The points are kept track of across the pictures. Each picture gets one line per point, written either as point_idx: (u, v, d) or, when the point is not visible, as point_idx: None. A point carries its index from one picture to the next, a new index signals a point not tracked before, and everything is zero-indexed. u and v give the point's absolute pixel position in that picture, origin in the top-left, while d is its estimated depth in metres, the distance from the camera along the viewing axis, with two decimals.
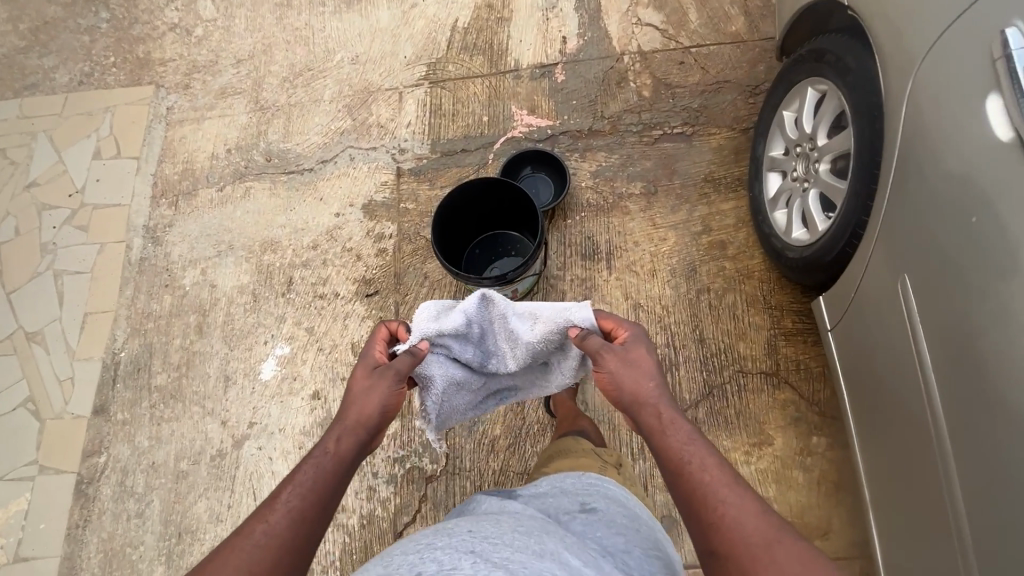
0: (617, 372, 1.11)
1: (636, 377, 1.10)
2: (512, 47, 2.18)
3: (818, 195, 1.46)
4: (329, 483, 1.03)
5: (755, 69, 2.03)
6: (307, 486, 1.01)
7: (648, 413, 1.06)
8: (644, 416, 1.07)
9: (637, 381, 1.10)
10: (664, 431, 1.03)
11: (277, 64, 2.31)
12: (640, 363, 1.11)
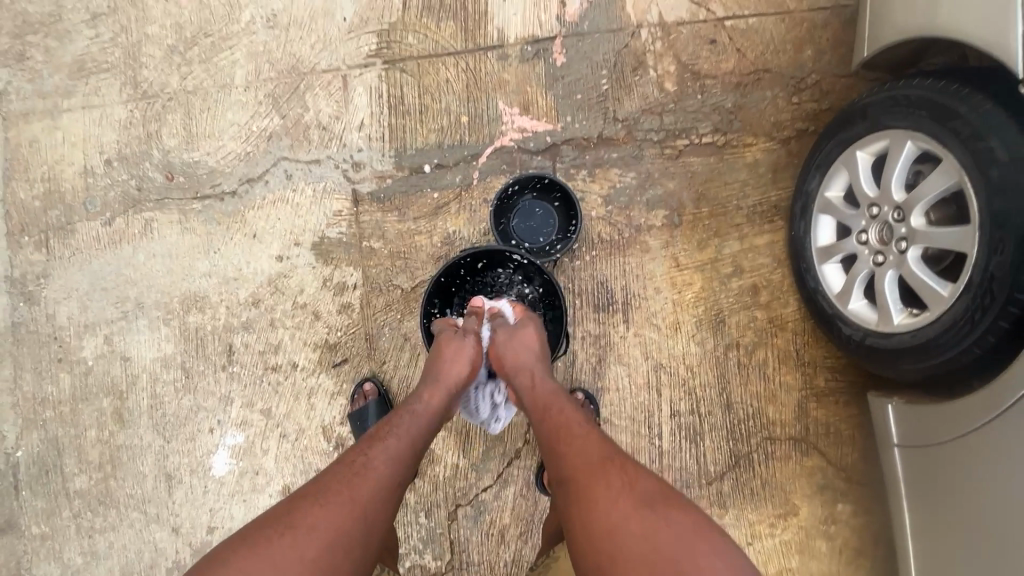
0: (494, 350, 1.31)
1: (522, 360, 1.25)
2: (493, 10, 1.62)
3: (895, 281, 1.21)
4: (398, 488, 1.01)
5: (804, 54, 1.61)
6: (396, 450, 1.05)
7: (529, 391, 1.19)
8: (520, 381, 1.22)
9: (528, 383, 1.21)
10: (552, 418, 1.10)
11: (155, 23, 1.62)
12: (523, 340, 1.29)
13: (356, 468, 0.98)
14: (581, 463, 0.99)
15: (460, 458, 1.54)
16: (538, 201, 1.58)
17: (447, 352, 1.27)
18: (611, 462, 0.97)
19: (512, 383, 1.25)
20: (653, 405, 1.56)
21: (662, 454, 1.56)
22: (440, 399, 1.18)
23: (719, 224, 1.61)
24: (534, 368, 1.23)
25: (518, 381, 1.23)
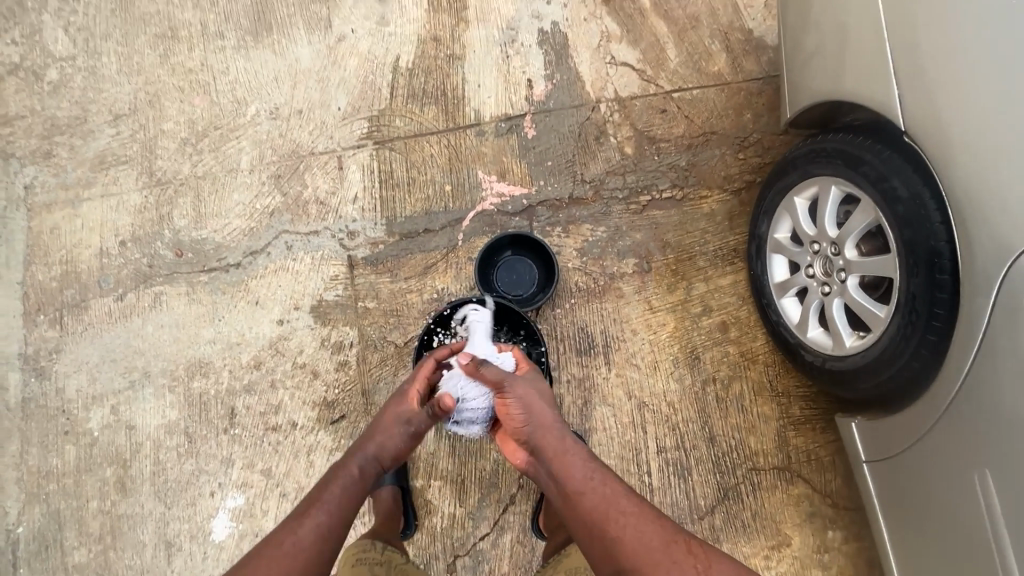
0: (509, 409, 1.27)
1: (547, 426, 1.24)
2: (470, 94, 1.85)
3: (843, 308, 1.34)
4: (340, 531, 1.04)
5: (744, 117, 1.83)
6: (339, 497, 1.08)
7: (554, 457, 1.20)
8: (549, 447, 1.21)
9: (556, 454, 1.20)
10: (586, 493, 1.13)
11: (171, 119, 1.83)
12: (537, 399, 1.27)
13: (288, 540, 0.98)
14: (642, 552, 1.03)
15: (456, 507, 1.58)
16: (518, 256, 1.73)
17: (398, 421, 1.25)
18: (668, 549, 1.03)
19: (537, 450, 1.24)
20: (639, 442, 1.63)
21: (653, 491, 1.61)
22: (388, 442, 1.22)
23: (685, 268, 1.75)
24: (560, 434, 1.23)
25: (544, 450, 1.22)
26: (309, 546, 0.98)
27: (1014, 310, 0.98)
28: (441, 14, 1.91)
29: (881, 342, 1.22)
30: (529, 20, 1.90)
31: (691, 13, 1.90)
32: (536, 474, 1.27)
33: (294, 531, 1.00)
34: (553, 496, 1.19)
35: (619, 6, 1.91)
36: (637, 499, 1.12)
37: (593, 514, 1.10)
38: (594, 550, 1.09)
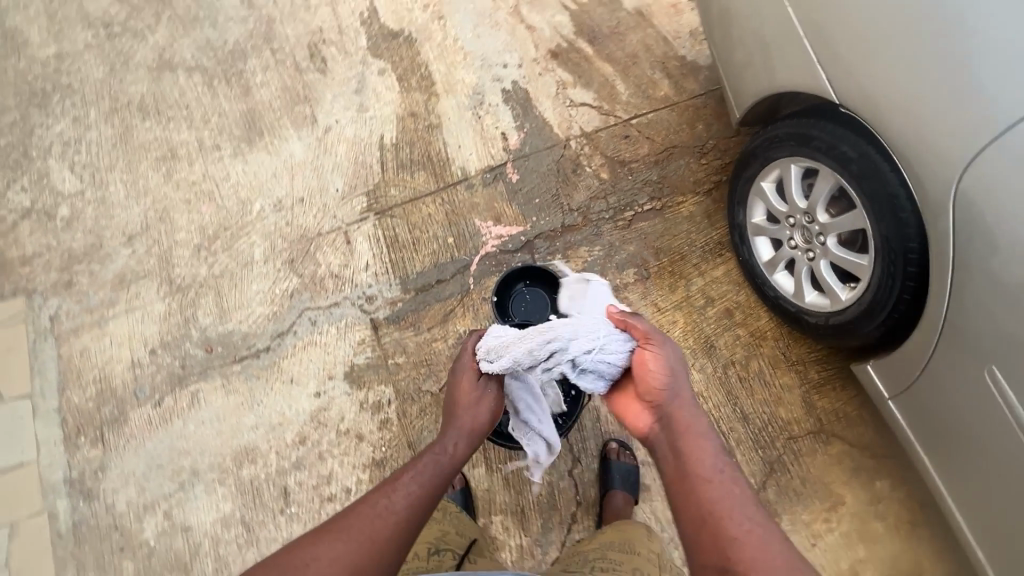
0: (647, 367, 1.17)
1: (682, 401, 1.16)
2: (453, 155, 2.04)
3: (831, 267, 1.49)
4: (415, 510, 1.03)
5: (697, 128, 2.06)
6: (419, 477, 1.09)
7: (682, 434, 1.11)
8: (682, 421, 1.13)
9: (687, 431, 1.11)
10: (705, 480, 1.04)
11: (183, 229, 1.96)
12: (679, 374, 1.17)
13: (381, 503, 1.01)
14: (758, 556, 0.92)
15: (523, 538, 1.60)
16: (531, 286, 1.81)
17: (480, 400, 1.24)
18: (793, 570, 0.92)
19: (667, 418, 1.15)
20: None
21: None
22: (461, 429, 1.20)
23: (680, 268, 1.90)
24: (693, 414, 1.14)
25: (677, 421, 1.13)
26: (399, 517, 1.00)
27: (984, 209, 1.11)
28: (413, 92, 2.14)
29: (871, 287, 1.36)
30: (491, 83, 2.14)
31: (629, 52, 2.18)
32: (654, 445, 1.16)
33: (387, 497, 1.02)
34: (670, 472, 1.08)
35: (566, 57, 2.17)
36: (759, 512, 1.01)
37: (714, 504, 1.00)
38: (700, 543, 0.98)
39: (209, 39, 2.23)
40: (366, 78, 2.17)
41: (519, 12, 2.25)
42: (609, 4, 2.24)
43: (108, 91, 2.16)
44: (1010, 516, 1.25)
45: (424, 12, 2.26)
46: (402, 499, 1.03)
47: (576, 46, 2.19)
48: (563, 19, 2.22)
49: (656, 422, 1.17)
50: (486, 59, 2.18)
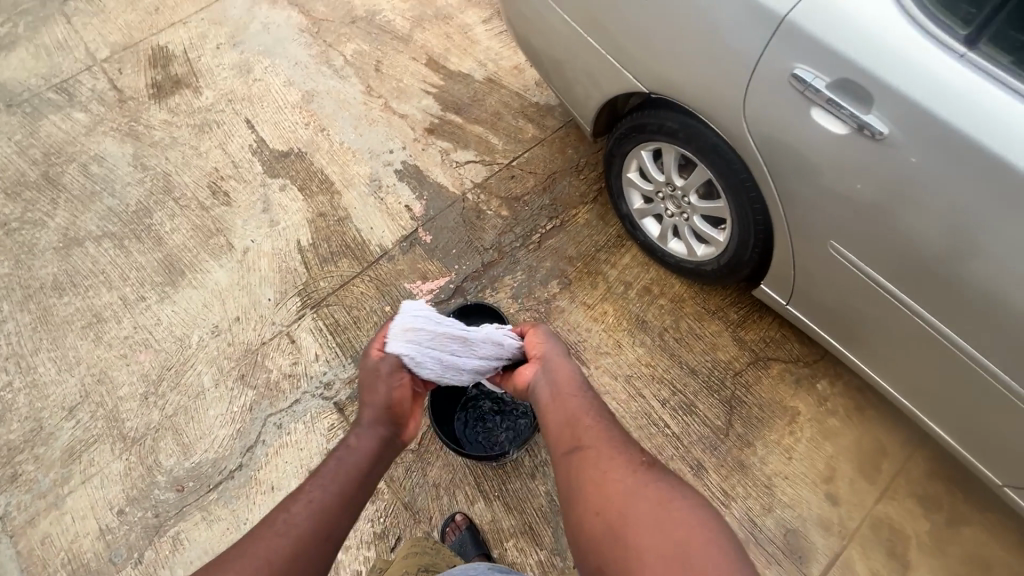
0: (535, 338, 1.36)
1: (552, 348, 1.32)
2: (368, 237, 2.23)
3: (704, 219, 1.79)
4: (316, 520, 0.94)
5: (568, 152, 2.39)
6: (323, 483, 1.00)
7: (554, 376, 1.24)
8: (558, 368, 1.26)
9: (557, 364, 1.27)
10: (571, 406, 1.16)
11: (125, 382, 1.97)
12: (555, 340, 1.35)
13: (277, 521, 0.93)
14: (610, 460, 1.02)
15: (540, 553, 1.66)
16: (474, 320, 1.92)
17: (376, 388, 1.17)
18: (628, 444, 1.06)
19: (547, 366, 1.27)
20: (646, 407, 1.86)
21: (680, 438, 1.81)
22: (375, 424, 1.11)
23: (594, 265, 2.13)
24: (561, 354, 1.31)
25: (551, 361, 1.28)
26: (299, 532, 0.92)
27: (779, 147, 1.32)
28: (316, 195, 2.35)
29: (736, 222, 1.63)
30: (384, 168, 2.40)
31: (491, 111, 2.53)
32: (532, 391, 1.26)
33: (286, 508, 0.95)
34: (544, 396, 1.21)
35: (441, 130, 2.49)
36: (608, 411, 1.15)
37: (571, 410, 1.14)
38: (566, 447, 1.08)
39: (111, 207, 2.36)
40: (270, 196, 2.36)
41: (390, 106, 2.57)
42: (463, 80, 2.62)
43: (18, 281, 2.20)
44: (899, 363, 1.51)
45: (307, 129, 2.53)
46: (302, 510, 0.95)
47: (447, 119, 2.52)
48: (428, 101, 2.57)
49: (533, 374, 1.28)
50: (373, 151, 2.45)
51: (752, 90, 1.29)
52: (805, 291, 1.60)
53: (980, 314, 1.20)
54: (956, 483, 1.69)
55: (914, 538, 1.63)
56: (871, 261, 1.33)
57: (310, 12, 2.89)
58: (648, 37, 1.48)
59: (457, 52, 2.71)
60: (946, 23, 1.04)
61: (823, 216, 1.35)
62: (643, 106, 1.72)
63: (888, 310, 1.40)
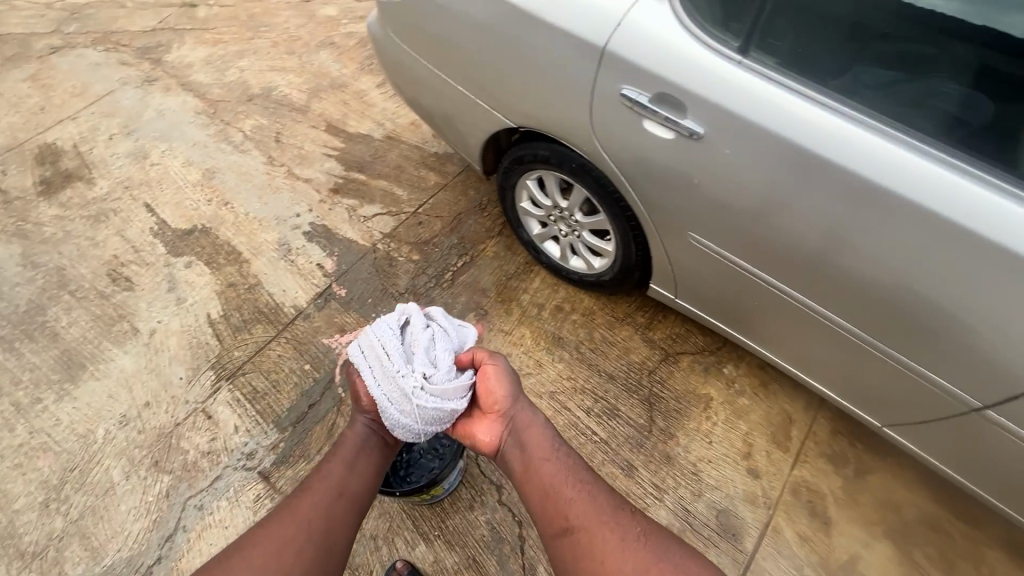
0: (486, 381, 1.35)
1: (518, 399, 1.37)
2: (281, 299, 2.23)
3: (593, 233, 1.93)
4: (315, 527, 1.19)
5: (470, 193, 2.53)
6: (319, 497, 1.24)
7: (525, 438, 1.32)
8: (524, 428, 1.33)
9: (528, 426, 1.34)
10: (547, 472, 1.26)
11: (21, 493, 1.81)
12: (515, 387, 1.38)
13: (286, 525, 1.18)
14: (602, 532, 1.15)
15: None
16: None
17: (352, 392, 1.42)
18: (614, 511, 1.19)
19: (514, 426, 1.34)
20: (572, 419, 1.92)
21: (608, 443, 1.87)
22: (356, 449, 1.35)
23: (507, 293, 2.22)
24: (529, 407, 1.37)
25: (517, 422, 1.34)
26: (302, 538, 1.16)
27: (633, 154, 1.49)
28: (224, 267, 2.33)
29: (617, 229, 1.78)
30: (292, 231, 2.43)
31: (393, 166, 2.65)
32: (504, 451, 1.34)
33: (301, 491, 1.25)
34: (518, 461, 1.30)
35: (346, 188, 2.57)
36: (587, 474, 1.26)
37: (550, 480, 1.24)
38: (554, 523, 1.19)
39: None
40: (175, 274, 2.32)
41: (293, 173, 2.64)
42: (363, 140, 2.74)
43: None
44: (778, 343, 1.67)
45: (210, 205, 2.54)
46: (304, 523, 1.19)
47: (351, 177, 2.61)
48: (331, 164, 2.66)
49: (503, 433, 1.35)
50: (280, 217, 2.48)
51: (603, 106, 1.46)
52: (690, 290, 1.75)
53: (818, 281, 1.38)
54: (857, 437, 1.84)
55: (830, 495, 1.75)
56: (739, 258, 1.50)
57: (205, 95, 2.96)
58: (505, 77, 1.65)
59: (354, 116, 2.84)
60: (748, 40, 1.24)
61: (687, 219, 1.52)
62: (519, 140, 1.87)
63: (759, 301, 1.57)
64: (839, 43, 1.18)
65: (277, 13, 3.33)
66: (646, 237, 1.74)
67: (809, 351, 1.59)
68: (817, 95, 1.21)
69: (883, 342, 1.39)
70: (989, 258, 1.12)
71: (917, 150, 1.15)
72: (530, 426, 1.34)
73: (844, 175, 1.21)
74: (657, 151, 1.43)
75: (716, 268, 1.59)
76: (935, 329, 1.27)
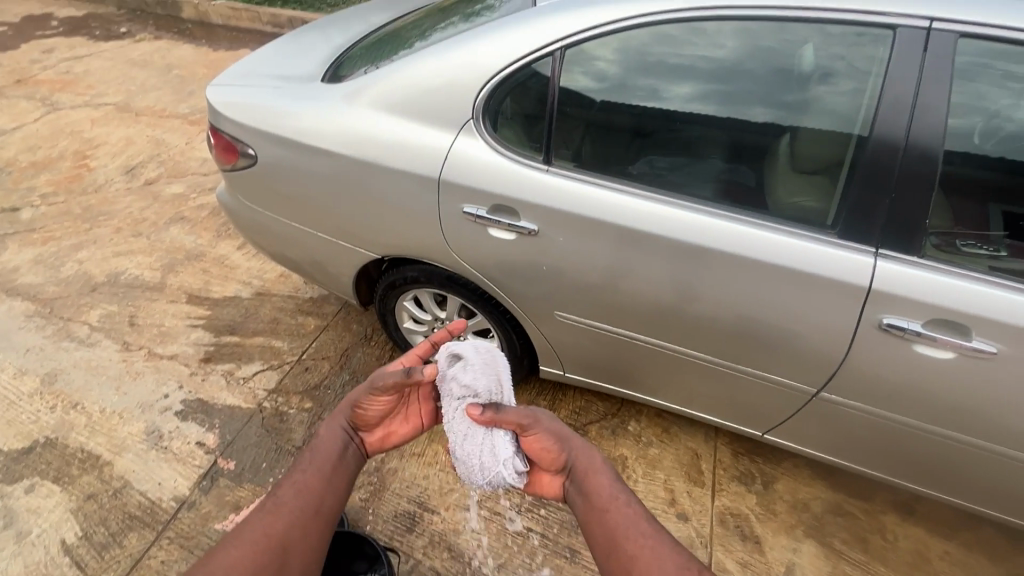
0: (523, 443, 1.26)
1: (577, 445, 1.28)
2: (158, 494, 1.98)
3: (477, 334, 2.05)
4: (295, 523, 1.16)
5: (353, 327, 2.55)
6: (306, 487, 1.22)
7: (592, 480, 1.24)
8: (582, 470, 1.26)
9: (590, 471, 1.26)
10: (611, 518, 1.18)
11: None
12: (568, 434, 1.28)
13: (270, 511, 1.17)
14: None
15: None
16: None
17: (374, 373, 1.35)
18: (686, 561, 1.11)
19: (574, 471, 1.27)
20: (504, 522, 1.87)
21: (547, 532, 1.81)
22: (345, 440, 1.31)
23: None
24: (590, 454, 1.29)
25: (578, 466, 1.26)
26: (284, 534, 1.14)
27: (490, 257, 1.68)
28: (79, 478, 2.03)
29: (496, 324, 1.92)
30: (161, 414, 2.22)
31: (268, 319, 2.60)
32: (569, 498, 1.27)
33: (275, 496, 1.20)
34: (580, 505, 1.24)
35: (219, 354, 2.45)
36: (653, 523, 1.18)
37: (616, 532, 1.16)
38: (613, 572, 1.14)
39: None
40: (13, 505, 1.95)
41: (155, 352, 2.46)
42: (231, 302, 2.68)
43: None
44: (661, 388, 1.84)
45: (54, 411, 2.24)
46: (287, 518, 1.16)
47: (223, 342, 2.50)
48: (198, 333, 2.54)
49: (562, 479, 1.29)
50: (144, 403, 2.26)
51: (453, 222, 1.65)
52: (577, 361, 1.90)
53: (672, 323, 1.62)
54: (755, 453, 2.02)
55: (751, 514, 1.87)
56: (606, 320, 1.70)
57: (38, 296, 2.72)
58: (359, 215, 1.80)
59: (218, 280, 2.79)
60: (551, 152, 1.54)
61: (554, 299, 1.71)
62: (387, 266, 1.99)
63: (634, 354, 1.76)
64: (614, 144, 1.52)
65: (117, 200, 3.28)
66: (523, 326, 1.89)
67: (686, 386, 1.79)
68: (614, 182, 1.53)
69: (738, 362, 1.62)
70: (779, 276, 1.42)
71: (697, 208, 1.48)
72: (593, 470, 1.25)
73: (658, 236, 1.49)
74: (512, 250, 1.64)
75: (591, 335, 1.77)
76: (769, 339, 1.53)
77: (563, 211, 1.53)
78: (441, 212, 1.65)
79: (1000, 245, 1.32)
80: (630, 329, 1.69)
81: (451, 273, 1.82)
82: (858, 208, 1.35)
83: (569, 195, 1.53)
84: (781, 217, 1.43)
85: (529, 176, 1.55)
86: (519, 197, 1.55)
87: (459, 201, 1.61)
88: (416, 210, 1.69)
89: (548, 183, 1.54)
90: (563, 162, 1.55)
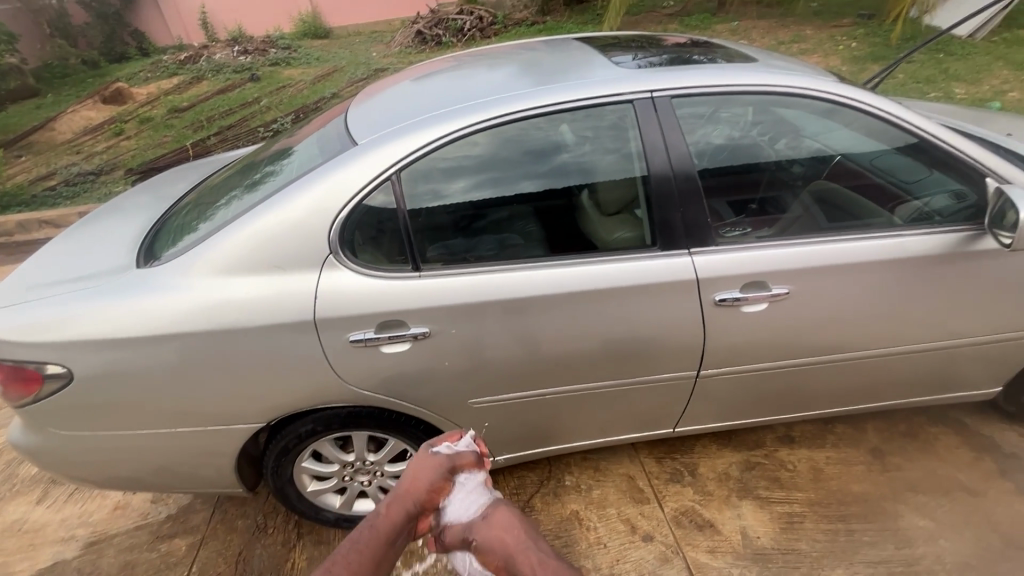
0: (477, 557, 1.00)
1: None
2: None
3: (393, 461, 1.94)
4: None
5: (239, 524, 2.15)
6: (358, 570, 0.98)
7: None
8: None
9: None
10: None
11: None
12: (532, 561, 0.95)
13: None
14: None
15: None
16: None
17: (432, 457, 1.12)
18: None
19: None
20: None
21: None
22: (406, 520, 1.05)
23: None
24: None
25: None
26: None
27: (388, 374, 1.67)
28: None
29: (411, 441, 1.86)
30: None
31: (116, 568, 2.04)
32: None
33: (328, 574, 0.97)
34: None
35: None
36: None
37: None
38: None
39: None
40: None
41: None
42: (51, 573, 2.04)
43: None
44: (581, 430, 1.98)
45: None
46: None
47: None
48: None
49: None
50: None
51: (340, 355, 1.62)
52: (501, 440, 1.94)
53: (571, 366, 1.79)
54: (672, 451, 2.26)
55: (695, 504, 2.07)
56: (515, 387, 1.80)
57: None
58: (227, 388, 1.63)
59: (20, 554, 2.11)
60: (413, 259, 1.66)
61: (462, 389, 1.76)
62: (272, 432, 1.80)
63: (549, 408, 1.88)
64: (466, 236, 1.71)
65: None
66: (441, 430, 1.86)
67: (601, 418, 1.96)
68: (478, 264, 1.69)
69: (633, 376, 1.86)
70: (635, 293, 1.72)
71: (552, 263, 1.72)
72: None
73: (533, 296, 1.68)
74: (407, 358, 1.66)
75: (507, 408, 1.84)
76: (647, 346, 1.80)
77: (445, 304, 1.63)
78: (324, 349, 1.61)
79: (745, 225, 1.85)
80: (538, 387, 1.81)
81: (349, 408, 1.74)
82: (661, 225, 1.75)
83: (444, 288, 1.64)
84: (614, 249, 1.76)
85: (402, 285, 1.62)
86: (400, 306, 1.61)
87: (340, 332, 1.60)
88: (295, 358, 1.61)
89: (421, 285, 1.63)
90: (427, 263, 1.67)
